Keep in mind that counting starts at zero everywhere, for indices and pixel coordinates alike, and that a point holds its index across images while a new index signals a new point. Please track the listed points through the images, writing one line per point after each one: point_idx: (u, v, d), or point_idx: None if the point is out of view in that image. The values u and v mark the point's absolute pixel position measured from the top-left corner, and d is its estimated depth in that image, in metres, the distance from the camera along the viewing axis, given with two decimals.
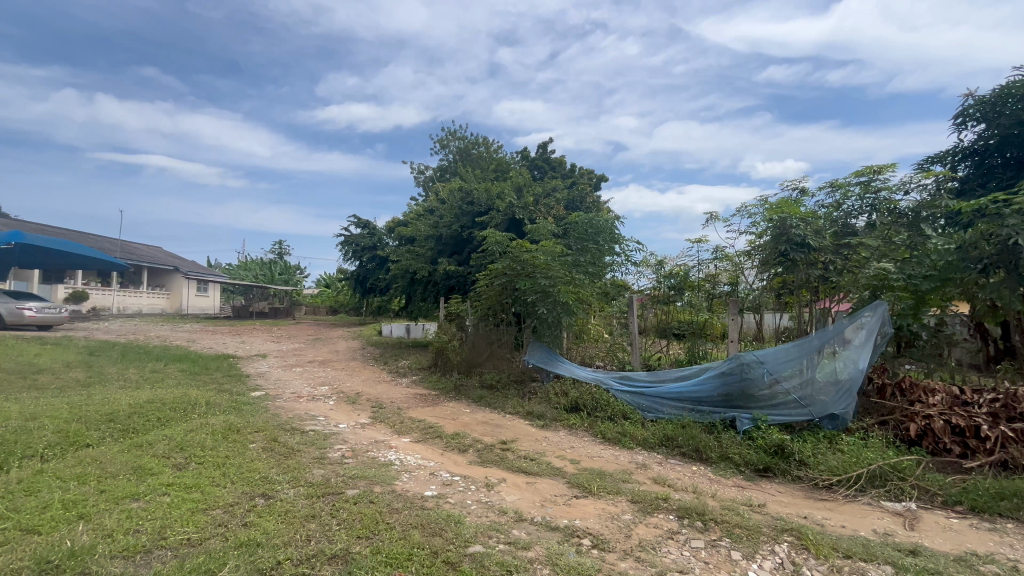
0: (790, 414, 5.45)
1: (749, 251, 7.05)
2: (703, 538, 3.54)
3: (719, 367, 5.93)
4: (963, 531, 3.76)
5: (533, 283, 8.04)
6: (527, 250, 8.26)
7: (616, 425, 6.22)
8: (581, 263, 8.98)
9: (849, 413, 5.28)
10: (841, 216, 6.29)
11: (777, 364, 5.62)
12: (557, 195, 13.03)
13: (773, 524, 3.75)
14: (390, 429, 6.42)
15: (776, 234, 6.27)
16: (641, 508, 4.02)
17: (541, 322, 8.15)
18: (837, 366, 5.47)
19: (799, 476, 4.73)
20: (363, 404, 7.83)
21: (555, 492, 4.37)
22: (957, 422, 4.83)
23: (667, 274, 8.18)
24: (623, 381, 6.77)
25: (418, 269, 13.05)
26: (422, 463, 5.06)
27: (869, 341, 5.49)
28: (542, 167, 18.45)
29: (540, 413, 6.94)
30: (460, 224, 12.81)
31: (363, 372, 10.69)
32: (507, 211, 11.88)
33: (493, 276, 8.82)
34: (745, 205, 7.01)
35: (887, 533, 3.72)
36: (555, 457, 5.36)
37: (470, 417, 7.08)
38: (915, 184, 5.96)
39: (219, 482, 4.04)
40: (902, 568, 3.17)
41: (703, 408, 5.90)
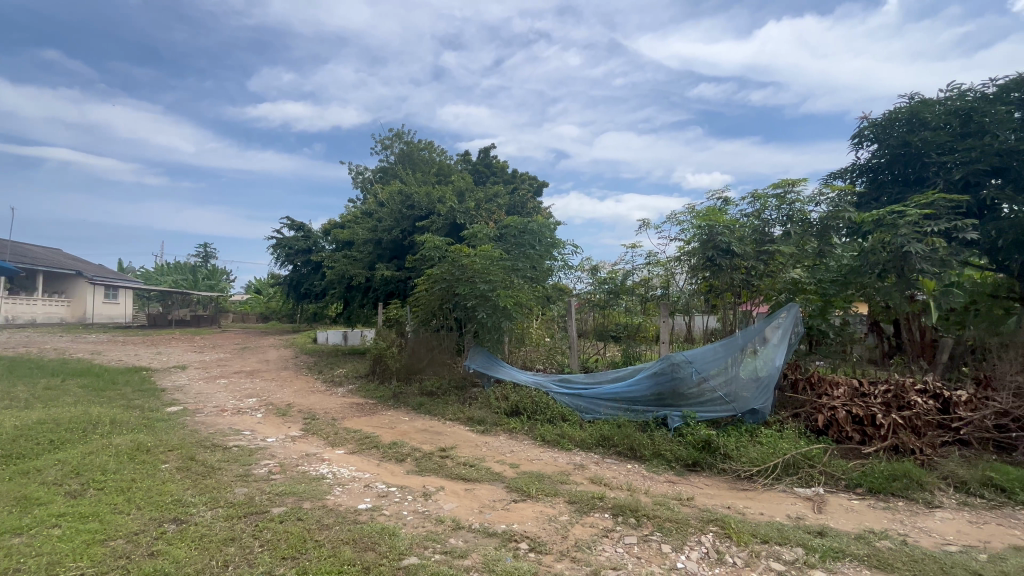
0: (716, 411, 5.78)
1: (679, 257, 7.46)
2: (636, 534, 3.66)
3: (651, 367, 6.16)
4: (862, 511, 4.15)
5: (473, 288, 8.06)
6: (466, 255, 8.26)
7: (556, 427, 6.32)
8: (520, 267, 8.96)
9: (767, 407, 5.69)
10: (760, 225, 6.69)
11: (705, 362, 5.92)
12: (498, 199, 13.11)
13: (700, 516, 3.95)
14: (323, 442, 6.13)
15: (704, 240, 6.66)
16: (578, 508, 4.09)
17: (481, 327, 8.16)
18: (757, 363, 5.85)
19: (725, 469, 5.01)
20: (294, 415, 7.43)
21: (493, 497, 4.35)
22: (857, 412, 5.27)
23: (603, 279, 8.56)
24: (562, 384, 6.87)
25: (356, 275, 12.81)
26: (357, 474, 4.87)
27: (785, 339, 5.95)
28: (483, 171, 18.43)
29: (480, 418, 6.92)
30: (401, 228, 12.60)
31: (295, 382, 10.18)
32: (448, 216, 11.75)
33: (432, 281, 8.70)
34: (675, 213, 7.41)
35: (799, 517, 4.03)
36: (494, 462, 5.35)
37: (409, 425, 6.93)
38: (823, 198, 6.57)
39: (122, 508, 3.66)
40: (812, 549, 3.42)
41: (638, 407, 6.11)
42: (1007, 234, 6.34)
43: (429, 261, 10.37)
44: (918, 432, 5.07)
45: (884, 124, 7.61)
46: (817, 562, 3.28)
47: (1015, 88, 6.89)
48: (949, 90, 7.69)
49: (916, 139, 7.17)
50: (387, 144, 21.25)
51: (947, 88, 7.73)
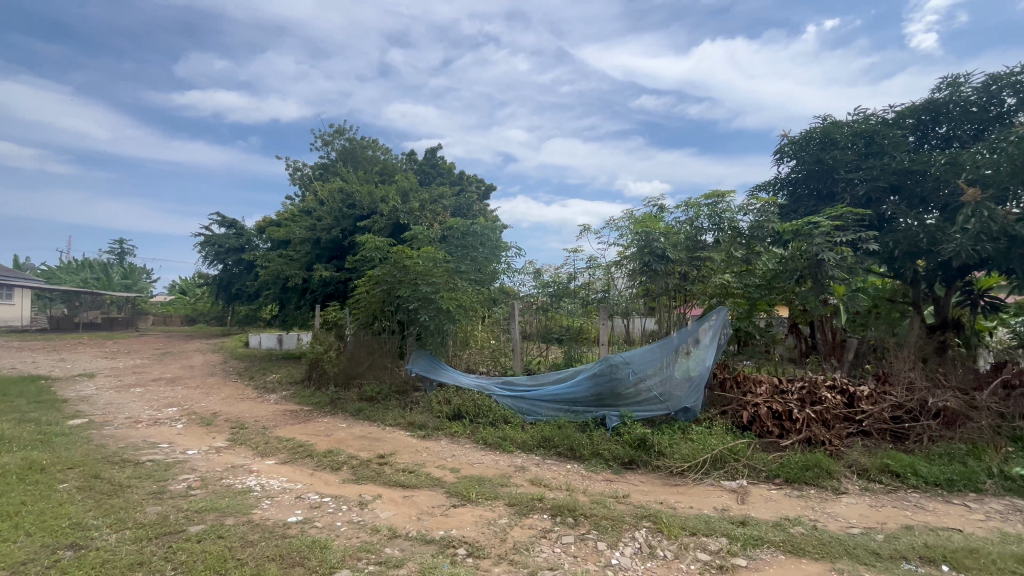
0: (652, 410, 6.01)
1: (619, 261, 7.70)
2: (573, 534, 3.72)
3: (591, 369, 6.32)
4: (779, 500, 4.46)
5: (415, 291, 7.93)
6: (408, 257, 8.11)
7: (498, 429, 6.32)
8: (463, 269, 8.88)
9: (698, 405, 5.98)
10: (693, 232, 7.10)
11: (642, 363, 6.14)
12: (443, 200, 12.98)
13: (635, 513, 4.08)
14: (251, 452, 5.78)
15: (641, 246, 6.98)
16: (517, 511, 4.10)
17: (424, 330, 8.05)
18: (690, 364, 6.15)
19: (659, 465, 5.21)
20: (220, 425, 6.95)
21: (432, 504, 4.27)
22: (777, 408, 5.66)
23: (546, 282, 8.71)
24: (505, 386, 6.89)
25: (292, 276, 12.27)
26: (288, 485, 4.62)
27: (714, 340, 6.29)
28: (429, 172, 18.17)
29: (421, 423, 6.80)
30: (340, 228, 12.17)
31: (223, 389, 9.53)
32: (391, 216, 11.48)
33: (373, 283, 8.48)
34: (614, 219, 7.64)
35: (724, 508, 4.27)
36: (435, 467, 5.27)
37: (347, 432, 6.68)
38: (750, 208, 7.05)
39: (8, 535, 3.25)
40: (735, 538, 3.63)
41: (578, 408, 6.25)
42: (901, 245, 7.01)
43: (370, 262, 10.06)
44: (828, 425, 5.52)
45: (801, 142, 8.26)
46: (739, 550, 3.48)
47: (910, 114, 7.69)
48: (856, 114, 8.48)
49: (827, 156, 7.84)
50: (328, 139, 20.44)
51: (855, 112, 8.51)
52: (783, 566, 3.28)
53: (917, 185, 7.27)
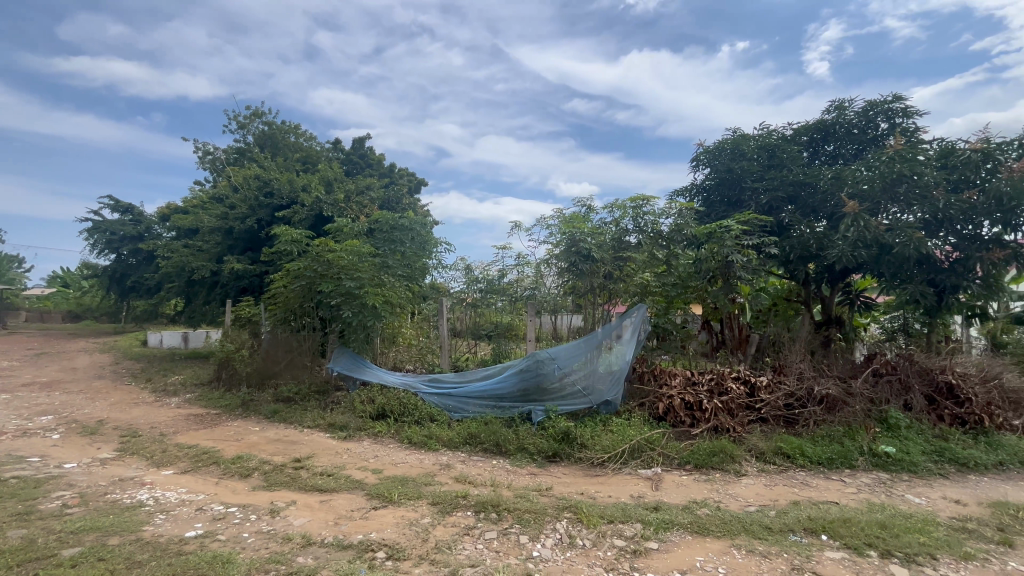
0: (575, 403, 6.19)
1: (548, 259, 7.87)
2: (496, 529, 3.74)
3: (518, 365, 6.39)
4: (689, 485, 4.78)
5: (338, 286, 7.56)
6: (331, 250, 7.72)
7: (423, 428, 6.21)
8: (391, 265, 8.54)
9: (618, 398, 6.24)
10: (619, 233, 7.45)
11: (566, 359, 6.31)
12: (371, 192, 12.51)
13: (557, 504, 4.18)
14: (145, 462, 5.22)
15: (568, 245, 7.25)
16: (441, 509, 4.05)
17: (347, 326, 7.73)
18: (611, 358, 6.41)
19: (581, 457, 5.39)
20: (107, 434, 6.21)
21: (351, 507, 4.10)
22: (688, 399, 6.05)
23: (475, 279, 8.68)
24: (432, 384, 6.79)
25: (200, 268, 11.30)
26: (188, 497, 4.23)
27: (634, 336, 6.59)
28: (357, 162, 17.43)
29: (342, 424, 6.52)
30: (256, 217, 11.35)
31: (112, 393, 8.53)
32: (313, 207, 10.87)
33: (292, 277, 7.98)
34: (544, 217, 7.79)
35: (640, 495, 4.49)
36: (356, 469, 5.07)
37: (259, 436, 6.24)
38: (670, 212, 7.48)
39: None
40: (648, 523, 3.83)
41: (505, 403, 6.30)
42: (795, 250, 7.79)
43: (288, 255, 9.45)
44: (732, 413, 6.00)
45: (714, 151, 8.87)
46: (652, 534, 3.67)
47: (804, 132, 8.54)
48: (761, 129, 9.24)
49: (737, 167, 8.50)
50: (243, 122, 18.91)
51: (760, 128, 9.29)
52: (690, 546, 3.51)
53: (809, 197, 8.08)
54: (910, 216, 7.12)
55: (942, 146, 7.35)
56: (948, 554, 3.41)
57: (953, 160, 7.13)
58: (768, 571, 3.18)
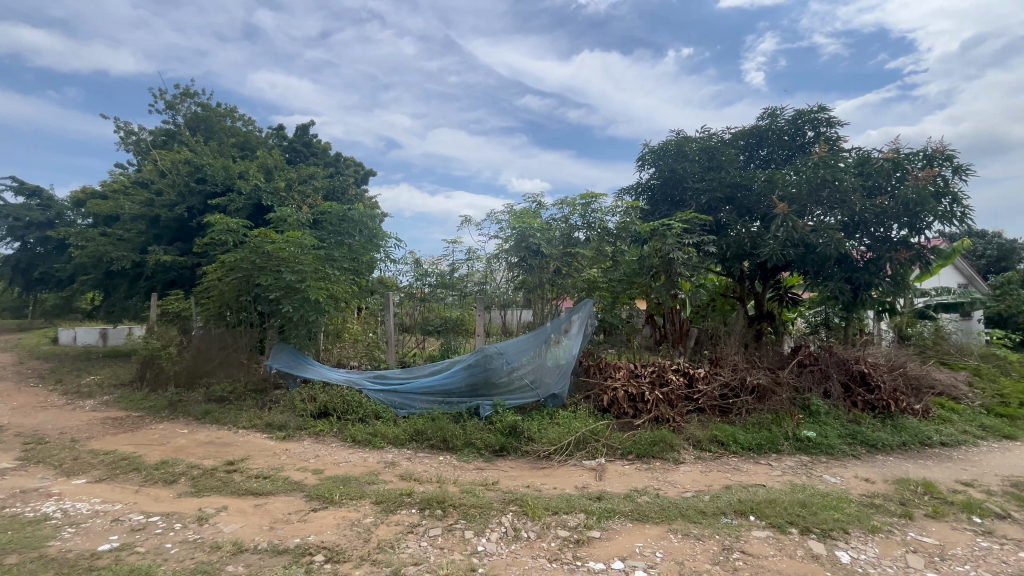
0: (523, 397, 6.23)
1: (498, 254, 7.87)
2: (441, 525, 3.70)
3: (466, 360, 6.34)
4: (630, 474, 4.95)
5: (278, 279, 7.18)
6: (270, 241, 7.31)
7: (368, 425, 6.05)
8: (336, 257, 8.20)
9: (565, 391, 6.34)
10: (568, 229, 7.52)
11: (514, 353, 6.33)
12: (315, 182, 11.97)
13: (502, 498, 4.20)
14: (54, 471, 4.75)
15: (518, 240, 7.39)
16: (384, 508, 3.96)
17: (288, 322, 7.37)
18: (558, 352, 6.49)
19: (527, 451, 5.44)
20: (7, 441, 5.60)
21: (288, 510, 3.92)
22: (632, 391, 6.25)
23: (425, 273, 8.48)
24: (377, 380, 6.61)
25: (121, 259, 10.41)
26: (104, 507, 3.89)
27: (581, 330, 6.71)
28: (300, 150, 16.62)
29: (281, 423, 6.23)
30: (187, 205, 10.58)
31: (15, 396, 7.70)
32: (251, 196, 10.26)
33: (227, 269, 7.51)
34: (494, 212, 7.78)
35: (584, 486, 4.60)
36: (294, 470, 4.86)
37: (188, 439, 5.85)
38: (617, 209, 7.63)
39: None
40: (591, 512, 3.93)
41: (452, 399, 6.25)
42: (731, 248, 8.22)
43: (222, 246, 8.87)
44: (672, 404, 6.26)
45: (658, 152, 9.15)
46: (594, 523, 3.77)
47: (741, 137, 9.00)
48: (701, 132, 9.64)
49: (680, 167, 8.82)
50: (172, 101, 17.53)
51: (701, 131, 9.70)
52: (630, 533, 3.63)
53: (744, 198, 8.52)
54: (831, 219, 7.74)
55: (859, 154, 7.97)
56: (858, 528, 3.73)
57: (869, 167, 7.75)
58: (701, 553, 3.35)
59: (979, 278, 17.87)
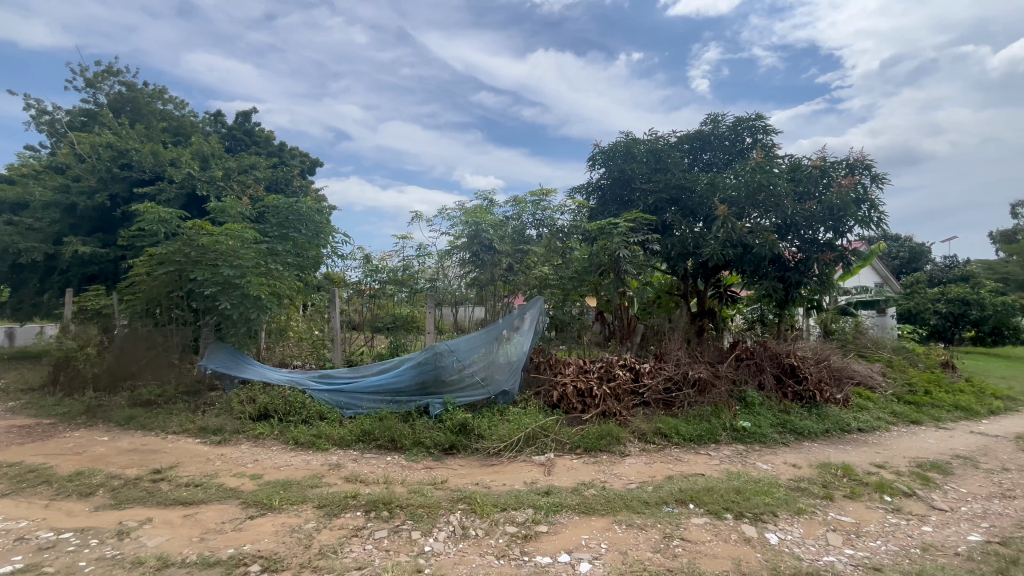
0: (473, 395, 6.19)
1: (450, 250, 7.82)
2: (387, 527, 3.62)
3: (415, 358, 6.22)
4: (578, 468, 5.04)
5: (213, 274, 6.71)
6: (205, 233, 6.85)
7: (311, 427, 5.82)
8: (279, 251, 7.81)
9: (516, 387, 6.37)
10: (520, 227, 7.75)
11: (465, 351, 6.28)
12: (255, 171, 11.34)
13: (451, 497, 4.16)
14: None
15: (471, 236, 7.38)
16: (327, 512, 3.82)
17: (225, 319, 6.93)
18: (509, 349, 6.50)
19: (477, 448, 5.42)
20: None
21: (221, 519, 3.70)
22: (580, 386, 6.37)
23: (375, 269, 8.16)
24: (322, 380, 6.37)
25: (31, 250, 9.44)
26: (5, 526, 3.51)
27: (531, 327, 6.75)
28: (240, 138, 15.71)
29: (216, 427, 5.87)
30: (109, 193, 9.73)
31: None
32: (184, 185, 9.59)
33: (155, 263, 6.96)
34: (446, 208, 7.71)
35: (532, 481, 4.64)
36: (230, 476, 4.59)
37: (109, 447, 5.40)
38: (566, 208, 7.78)
39: None
40: (539, 508, 3.97)
41: (401, 398, 6.12)
42: (675, 248, 8.54)
43: (151, 237, 8.23)
44: (619, 398, 6.43)
45: (608, 152, 9.39)
46: (541, 518, 3.81)
47: (686, 141, 9.37)
48: (650, 135, 9.95)
49: (628, 168, 9.09)
50: (93, 79, 16.06)
51: (649, 134, 10.01)
52: (577, 526, 3.70)
53: (688, 199, 8.86)
54: (766, 221, 8.23)
55: (791, 161, 8.51)
56: (786, 511, 4.00)
57: (800, 173, 8.29)
58: (644, 542, 3.46)
59: (892, 278, 19.61)
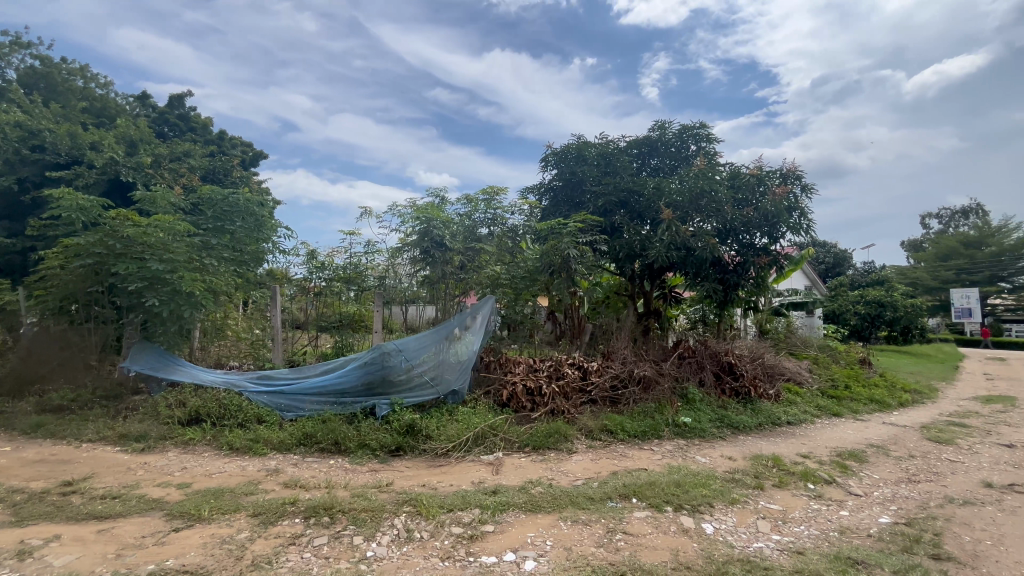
0: (422, 395, 6.08)
1: (400, 248, 7.63)
2: (327, 534, 3.48)
3: (362, 358, 6.03)
4: (526, 466, 5.07)
5: (138, 269, 6.20)
6: (130, 224, 6.33)
7: (248, 431, 5.51)
8: (213, 245, 7.31)
9: (465, 387, 6.32)
10: (472, 224, 7.72)
11: (413, 350, 6.15)
12: (190, 159, 10.61)
13: (396, 499, 4.06)
14: None
15: (422, 232, 7.26)
16: (262, 521, 3.62)
17: (151, 317, 6.44)
18: (459, 348, 6.44)
19: (425, 449, 5.32)
20: None
21: (142, 533, 3.42)
22: (530, 385, 6.41)
23: (319, 266, 7.85)
24: (260, 381, 6.05)
25: None
26: None
27: (482, 326, 6.72)
28: (174, 123, 14.67)
29: (139, 434, 5.44)
30: (16, 177, 8.80)
31: None
32: (106, 171, 8.84)
33: (70, 255, 6.35)
34: (396, 205, 7.54)
35: (480, 481, 4.61)
36: (155, 486, 4.27)
37: (11, 458, 4.88)
38: (518, 208, 7.81)
39: None
40: (486, 507, 3.95)
41: (346, 399, 5.92)
42: (623, 250, 8.76)
43: (65, 227, 7.51)
44: (567, 396, 6.52)
45: (560, 154, 9.53)
46: (488, 518, 3.79)
47: (634, 147, 9.66)
48: (600, 139, 10.18)
49: (580, 170, 9.25)
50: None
51: (599, 137, 10.22)
52: (523, 524, 3.72)
53: (636, 203, 9.12)
54: (708, 226, 8.63)
55: (731, 169, 8.96)
56: (721, 501, 4.20)
57: (739, 181, 8.74)
58: (588, 537, 3.53)
59: (820, 281, 21.12)
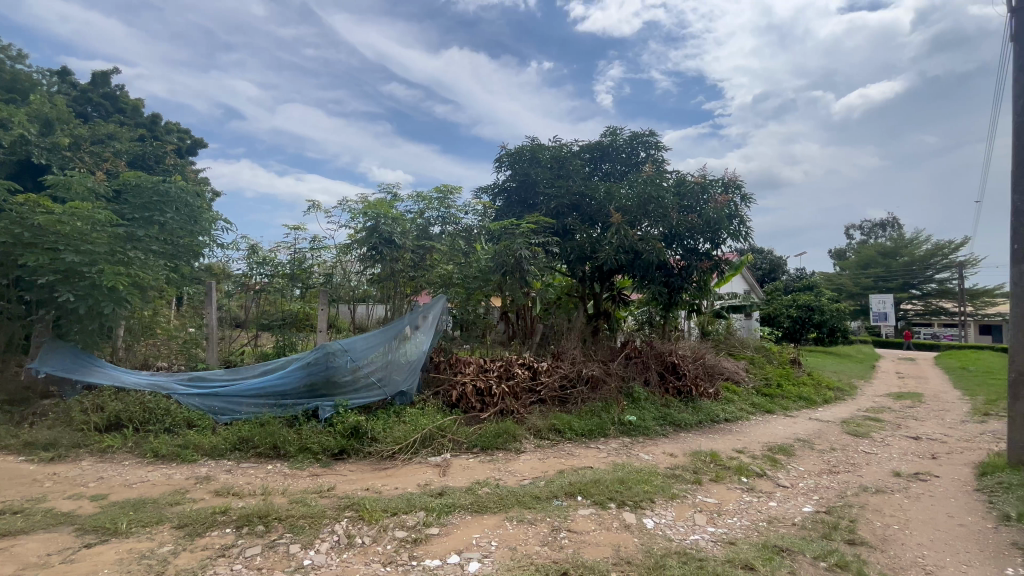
0: (368, 396, 5.91)
1: (348, 245, 7.38)
2: (260, 543, 3.30)
3: (304, 358, 5.78)
4: (473, 467, 5.04)
5: (51, 260, 5.64)
6: (42, 210, 5.75)
7: (176, 437, 5.15)
8: (140, 237, 6.77)
9: (413, 387, 6.20)
10: (424, 223, 7.53)
11: (360, 350, 5.97)
12: (116, 143, 9.80)
13: (337, 505, 3.92)
14: None
15: (370, 229, 7.01)
16: (189, 532, 3.39)
17: (66, 313, 5.88)
18: (408, 348, 6.31)
19: (370, 452, 5.18)
20: None
21: (48, 551, 3.11)
22: (480, 385, 6.37)
23: (260, 261, 7.48)
24: (192, 383, 5.67)
25: None
26: None
27: (432, 326, 6.62)
28: (98, 103, 13.49)
29: (49, 441, 4.96)
30: None
31: None
32: (15, 151, 8.01)
33: None
34: (345, 200, 7.29)
35: (426, 483, 4.54)
36: (65, 498, 3.90)
37: None
38: (471, 207, 7.74)
39: None
40: (431, 510, 3.89)
41: (286, 401, 5.67)
42: (574, 252, 8.91)
43: None
44: (517, 396, 6.55)
45: (515, 155, 9.57)
46: (433, 520, 3.73)
47: (587, 151, 9.84)
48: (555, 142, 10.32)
49: (533, 172, 9.33)
50: None
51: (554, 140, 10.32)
52: (468, 526, 3.69)
53: (588, 206, 9.29)
54: (655, 230, 8.92)
55: (678, 176, 9.32)
56: (661, 496, 4.35)
57: (684, 188, 9.11)
58: (532, 536, 3.55)
59: (757, 285, 22.43)
